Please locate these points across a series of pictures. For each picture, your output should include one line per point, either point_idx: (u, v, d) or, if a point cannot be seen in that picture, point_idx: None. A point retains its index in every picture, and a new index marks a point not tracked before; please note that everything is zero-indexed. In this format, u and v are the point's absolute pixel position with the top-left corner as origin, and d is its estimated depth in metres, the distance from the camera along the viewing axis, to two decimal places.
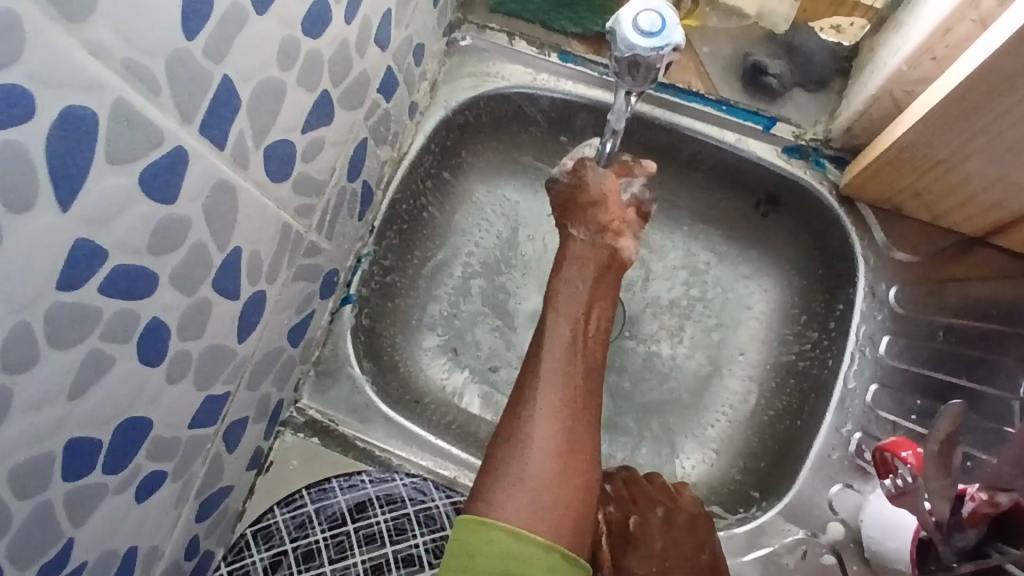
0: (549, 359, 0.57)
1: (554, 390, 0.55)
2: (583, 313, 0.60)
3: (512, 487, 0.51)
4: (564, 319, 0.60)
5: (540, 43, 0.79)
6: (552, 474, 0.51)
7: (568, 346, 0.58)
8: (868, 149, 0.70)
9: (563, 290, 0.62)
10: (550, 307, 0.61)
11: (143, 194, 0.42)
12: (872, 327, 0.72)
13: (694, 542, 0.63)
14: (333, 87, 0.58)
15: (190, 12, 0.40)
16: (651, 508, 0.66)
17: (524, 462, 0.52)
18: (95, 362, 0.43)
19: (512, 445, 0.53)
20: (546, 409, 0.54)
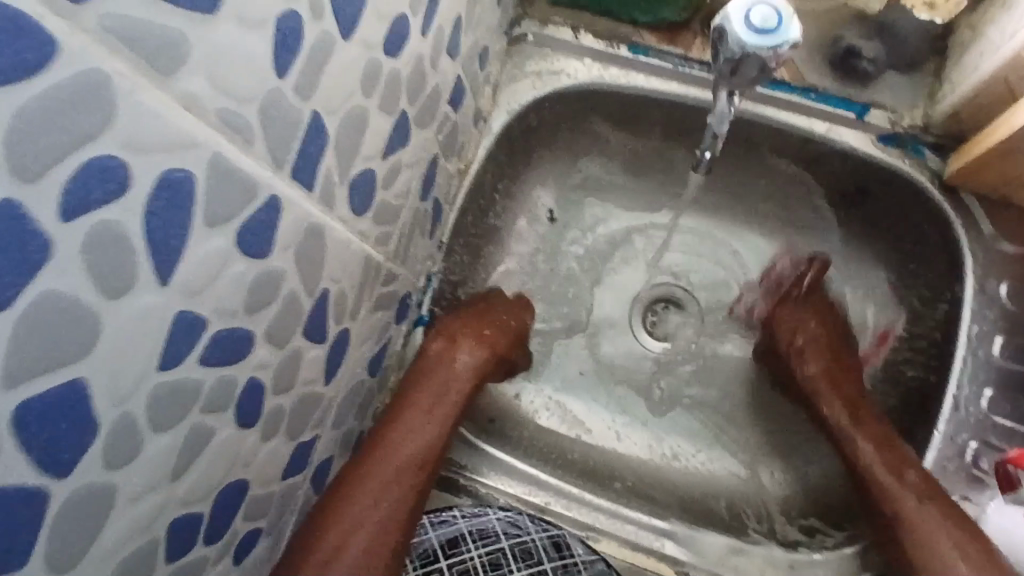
0: (404, 429, 0.61)
1: (397, 457, 0.60)
2: (454, 390, 0.66)
3: (350, 522, 0.56)
4: (436, 391, 0.65)
5: (607, 35, 0.74)
6: (372, 555, 0.55)
7: (433, 427, 0.62)
8: (978, 137, 0.65)
9: (438, 364, 0.67)
10: (426, 376, 0.66)
11: (240, 251, 0.38)
12: (984, 327, 0.66)
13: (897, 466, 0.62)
14: (410, 107, 0.54)
15: (281, 47, 0.36)
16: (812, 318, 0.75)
17: (371, 494, 0.57)
18: (192, 437, 0.39)
19: (351, 509, 0.56)
20: (388, 474, 0.58)
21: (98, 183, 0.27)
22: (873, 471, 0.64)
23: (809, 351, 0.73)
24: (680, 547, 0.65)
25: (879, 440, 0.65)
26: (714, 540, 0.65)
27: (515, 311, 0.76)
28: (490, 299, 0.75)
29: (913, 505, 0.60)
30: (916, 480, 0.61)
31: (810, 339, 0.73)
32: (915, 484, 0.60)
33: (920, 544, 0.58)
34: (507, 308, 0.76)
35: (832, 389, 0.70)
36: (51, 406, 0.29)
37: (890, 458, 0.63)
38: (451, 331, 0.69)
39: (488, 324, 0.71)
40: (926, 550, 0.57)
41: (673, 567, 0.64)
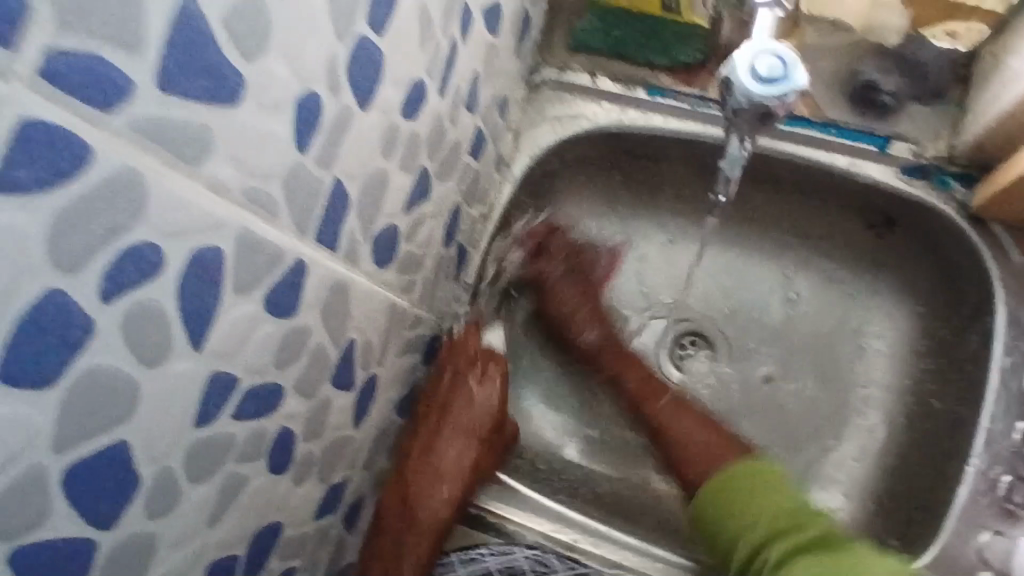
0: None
1: None
2: (408, 527, 0.67)
3: None
4: (393, 533, 0.67)
5: (626, 79, 0.76)
6: None
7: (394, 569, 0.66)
8: (1002, 168, 0.64)
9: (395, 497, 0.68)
10: (384, 517, 0.67)
11: (268, 312, 0.40)
12: (1018, 359, 0.65)
13: (678, 419, 0.75)
14: (431, 163, 0.56)
15: (301, 125, 0.39)
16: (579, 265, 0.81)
17: None
18: (227, 485, 0.42)
19: None
20: None
21: (133, 267, 0.30)
22: (650, 404, 0.77)
23: (563, 291, 0.80)
24: None
25: (644, 385, 0.78)
26: None
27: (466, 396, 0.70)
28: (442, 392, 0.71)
29: (688, 429, 0.74)
30: (670, 403, 0.77)
31: (570, 298, 0.80)
32: (716, 438, 0.73)
33: (705, 454, 0.72)
34: (465, 388, 0.71)
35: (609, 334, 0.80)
36: (96, 467, 0.32)
37: (650, 388, 0.77)
38: (418, 458, 0.69)
39: (451, 435, 0.69)
40: (713, 460, 0.71)
41: None
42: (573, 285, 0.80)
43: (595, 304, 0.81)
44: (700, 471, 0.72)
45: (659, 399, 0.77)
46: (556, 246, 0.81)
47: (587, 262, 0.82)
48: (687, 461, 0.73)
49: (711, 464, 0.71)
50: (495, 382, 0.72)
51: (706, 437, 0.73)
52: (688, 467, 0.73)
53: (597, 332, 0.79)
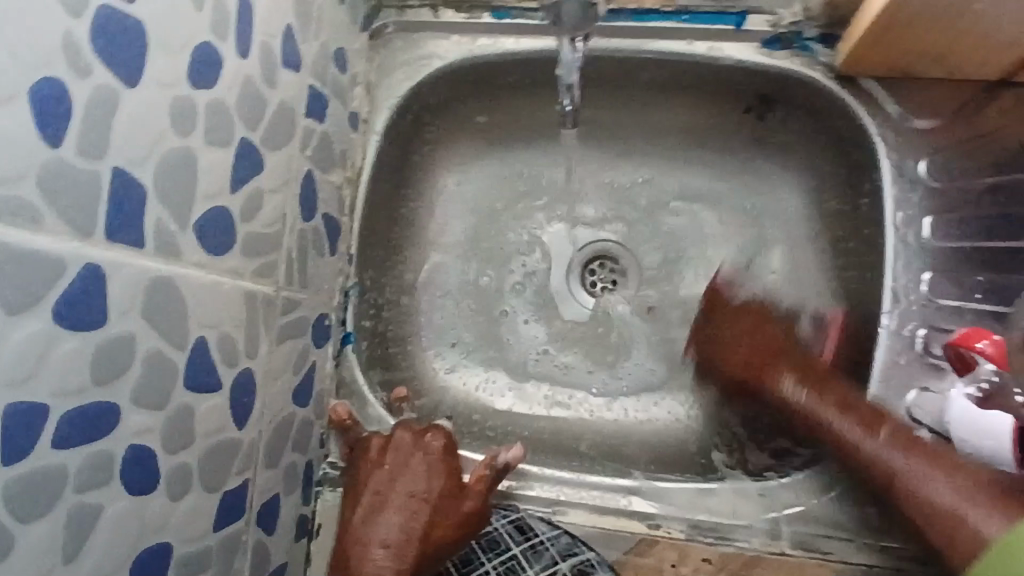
0: None
1: None
2: None
3: None
4: None
5: (467, 5, 0.71)
6: None
7: None
8: (857, 17, 0.61)
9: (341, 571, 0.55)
10: None
11: (64, 327, 0.37)
12: (909, 211, 0.64)
13: (858, 420, 0.59)
14: (252, 133, 0.52)
15: (44, 115, 0.35)
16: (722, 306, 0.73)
17: None
18: (76, 518, 0.39)
19: None
20: None
21: None
22: (828, 423, 0.61)
23: (731, 319, 0.71)
24: (648, 502, 0.65)
25: (801, 385, 0.64)
26: (678, 493, 0.65)
27: (425, 459, 0.59)
28: (389, 452, 0.60)
29: (890, 453, 0.57)
30: (864, 411, 0.60)
31: (738, 331, 0.70)
32: (959, 482, 0.53)
33: (935, 510, 0.53)
34: (417, 458, 0.60)
35: (754, 335, 0.69)
36: None
37: (853, 417, 0.60)
38: (356, 533, 0.56)
39: (395, 501, 0.57)
40: (910, 479, 0.55)
41: (645, 522, 0.64)
42: (739, 332, 0.70)
43: (762, 352, 0.68)
44: (931, 529, 0.53)
45: (826, 392, 0.63)
46: (716, 310, 0.73)
47: (731, 312, 0.72)
48: (920, 506, 0.54)
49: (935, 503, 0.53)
50: (444, 455, 0.60)
51: (878, 437, 0.58)
52: (907, 484, 0.55)
53: (747, 346, 0.69)
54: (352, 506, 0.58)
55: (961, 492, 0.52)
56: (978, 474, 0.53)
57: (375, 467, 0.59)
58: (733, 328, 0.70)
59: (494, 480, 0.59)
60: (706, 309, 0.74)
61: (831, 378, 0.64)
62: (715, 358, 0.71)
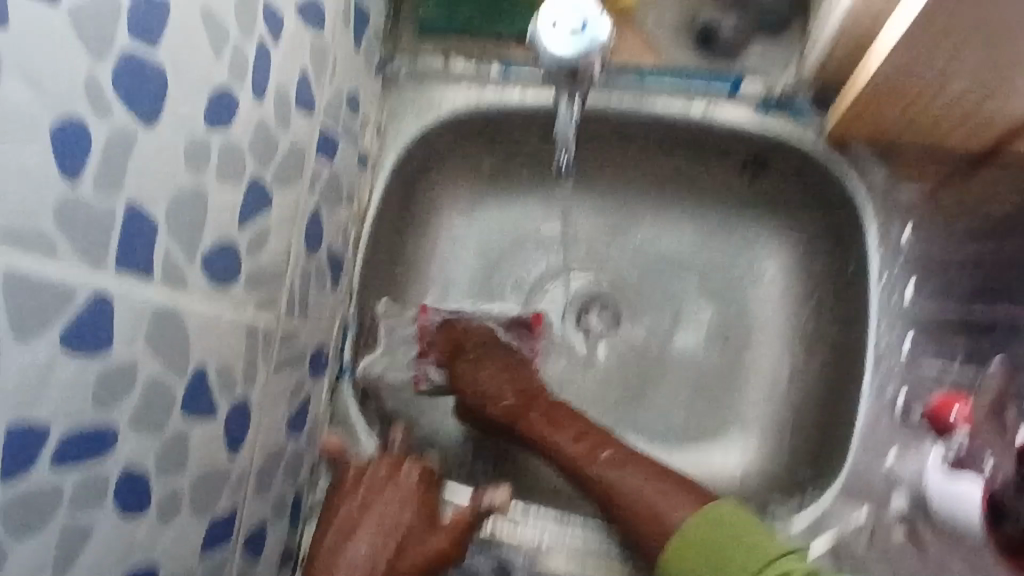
0: None
1: None
2: None
3: None
4: None
5: (479, 57, 0.75)
6: None
7: None
8: (846, 87, 0.64)
9: None
10: None
11: (70, 351, 0.39)
12: (895, 274, 0.66)
13: (591, 448, 0.66)
14: (263, 172, 0.55)
15: (63, 152, 0.37)
16: (466, 350, 0.74)
17: None
18: (67, 537, 0.41)
19: None
20: None
21: None
22: (560, 448, 0.68)
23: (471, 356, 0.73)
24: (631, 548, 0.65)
25: (543, 419, 0.69)
26: None
27: (400, 488, 0.61)
28: (365, 477, 0.62)
29: (608, 471, 0.64)
30: (590, 437, 0.67)
31: (489, 376, 0.72)
32: (664, 485, 0.62)
33: (647, 508, 0.61)
34: (391, 487, 0.61)
35: (516, 385, 0.72)
36: None
37: (585, 444, 0.67)
38: (326, 555, 0.58)
39: (367, 528, 0.59)
40: (620, 489, 0.63)
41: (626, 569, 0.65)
42: (495, 377, 0.72)
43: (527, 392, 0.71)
44: (641, 524, 0.61)
45: (564, 426, 0.69)
46: (467, 352, 0.74)
47: (475, 348, 0.75)
48: (637, 514, 0.61)
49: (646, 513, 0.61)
50: (421, 484, 0.62)
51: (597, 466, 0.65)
52: (615, 497, 0.63)
53: (513, 393, 0.71)
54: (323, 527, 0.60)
55: (666, 492, 0.61)
56: (676, 478, 0.63)
57: (351, 493, 0.61)
58: (487, 367, 0.73)
59: (476, 521, 0.60)
60: (450, 349, 0.75)
61: (580, 418, 0.69)
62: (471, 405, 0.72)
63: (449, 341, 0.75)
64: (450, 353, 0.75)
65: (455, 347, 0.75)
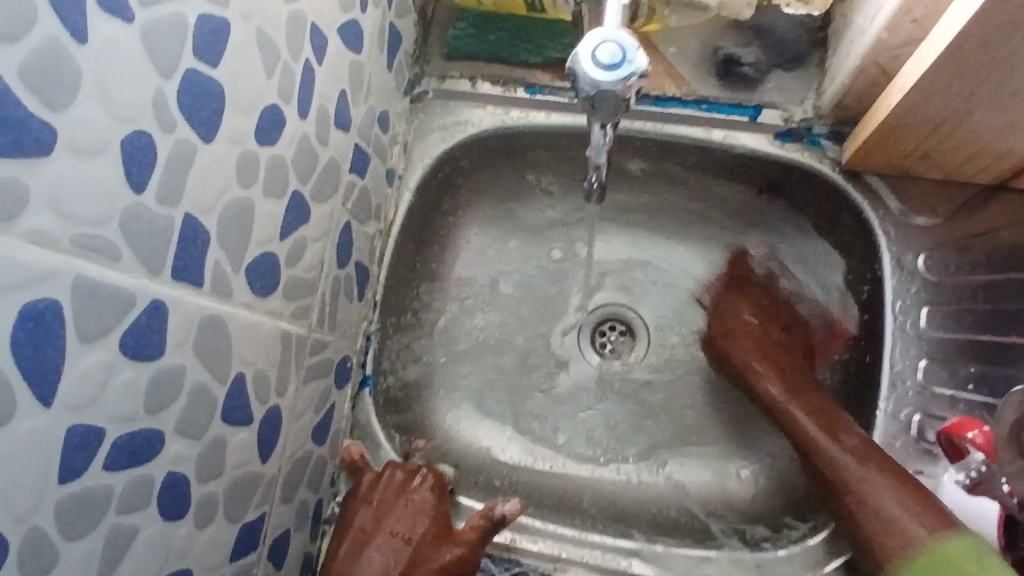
0: None
1: None
2: None
3: None
4: None
5: (503, 79, 0.77)
6: None
7: None
8: (865, 119, 0.66)
9: None
10: None
11: (126, 357, 0.40)
12: (908, 301, 0.68)
13: (817, 409, 0.66)
14: (303, 185, 0.56)
15: (133, 164, 0.39)
16: (748, 283, 0.79)
17: None
18: (114, 539, 0.42)
19: None
20: None
21: None
22: (763, 383, 0.71)
23: (737, 306, 0.77)
24: (647, 564, 0.66)
25: (773, 368, 0.71)
26: (680, 564, 0.66)
27: (413, 500, 0.63)
28: (380, 490, 0.63)
29: (849, 458, 0.61)
30: (812, 402, 0.67)
31: (741, 317, 0.76)
32: (913, 505, 0.57)
33: (865, 499, 0.59)
34: (403, 500, 0.62)
35: (761, 325, 0.76)
36: None
37: (825, 416, 0.65)
38: (340, 567, 0.58)
39: (382, 540, 0.60)
40: (845, 469, 0.61)
41: None
42: (751, 316, 0.76)
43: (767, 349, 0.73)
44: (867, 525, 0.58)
45: (786, 377, 0.71)
46: (743, 285, 0.79)
47: (748, 292, 0.78)
48: (862, 506, 0.59)
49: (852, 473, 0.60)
50: (433, 496, 0.64)
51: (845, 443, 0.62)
52: (860, 489, 0.59)
53: (756, 319, 0.76)
54: (337, 542, 0.60)
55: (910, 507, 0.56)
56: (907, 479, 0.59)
57: (366, 507, 0.62)
58: (744, 305, 0.77)
59: (485, 530, 0.60)
60: (733, 279, 0.80)
61: (808, 382, 0.70)
62: (715, 337, 0.76)
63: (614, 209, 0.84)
64: (727, 282, 0.80)
65: (742, 275, 0.80)
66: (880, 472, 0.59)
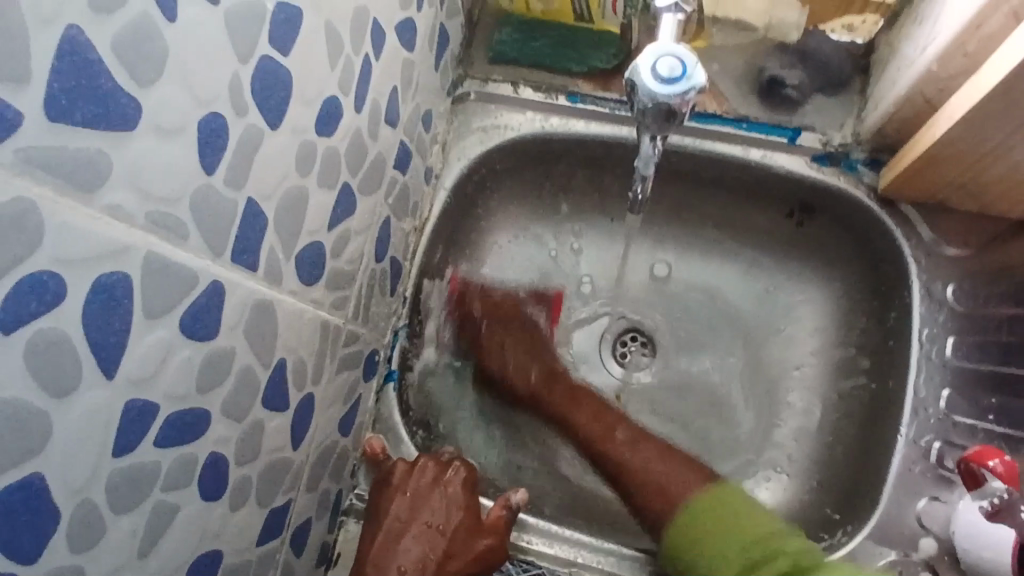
0: None
1: None
2: None
3: None
4: None
5: (545, 86, 0.78)
6: None
7: None
8: (905, 149, 0.67)
9: None
10: None
11: (184, 337, 0.40)
12: (935, 329, 0.69)
13: (591, 414, 0.75)
14: (352, 178, 0.57)
15: (207, 147, 0.39)
16: (512, 322, 0.81)
17: None
18: (158, 517, 0.42)
19: None
20: None
21: (33, 297, 0.30)
22: (572, 419, 0.76)
23: (500, 350, 0.79)
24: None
25: (565, 398, 0.77)
26: None
27: (446, 493, 0.64)
28: (413, 480, 0.64)
29: (623, 451, 0.72)
30: (571, 385, 0.78)
31: (505, 334, 0.80)
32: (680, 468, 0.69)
33: (657, 481, 0.69)
34: (437, 492, 0.63)
35: (526, 371, 0.79)
36: (19, 499, 0.32)
37: (601, 424, 0.74)
38: (375, 555, 0.60)
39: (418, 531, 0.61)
40: (640, 471, 0.70)
41: None
42: (517, 354, 0.79)
43: (569, 387, 0.78)
44: (645, 496, 0.69)
45: (582, 405, 0.76)
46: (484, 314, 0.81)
47: (505, 330, 0.80)
48: (638, 481, 0.70)
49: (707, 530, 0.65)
50: (465, 489, 0.65)
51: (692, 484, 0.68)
52: (630, 476, 0.70)
53: (536, 371, 0.79)
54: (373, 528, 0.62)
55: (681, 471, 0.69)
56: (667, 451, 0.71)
57: (402, 497, 0.63)
58: (508, 345, 0.79)
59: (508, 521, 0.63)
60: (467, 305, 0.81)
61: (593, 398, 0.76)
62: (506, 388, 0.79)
63: (488, 301, 0.82)
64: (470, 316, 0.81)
65: (498, 309, 0.81)
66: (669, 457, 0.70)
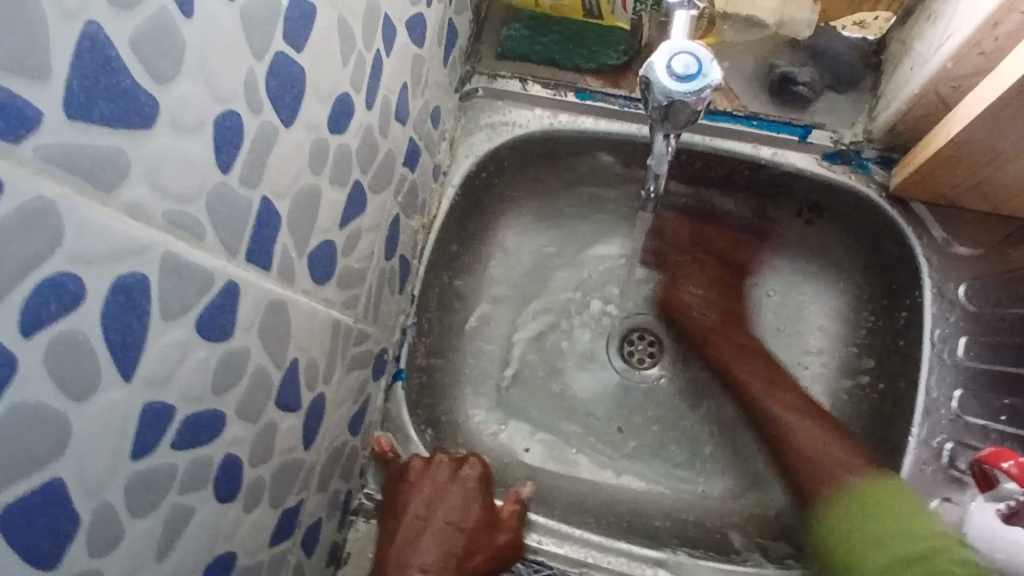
0: None
1: None
2: None
3: None
4: None
5: (554, 82, 0.77)
6: None
7: None
8: (918, 146, 0.67)
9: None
10: None
11: (200, 338, 0.40)
12: (947, 329, 0.68)
13: (733, 341, 0.78)
14: (363, 176, 0.56)
15: (223, 145, 0.39)
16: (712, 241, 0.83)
17: None
18: (174, 520, 0.41)
19: None
20: None
21: (53, 298, 0.30)
22: (720, 355, 0.78)
23: (693, 270, 0.82)
24: None
25: (723, 324, 0.79)
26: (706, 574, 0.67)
27: (462, 488, 0.66)
28: (430, 476, 0.66)
29: (788, 420, 0.72)
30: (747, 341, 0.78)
31: (690, 252, 0.83)
32: (835, 442, 0.69)
33: (814, 458, 0.69)
34: (455, 487, 0.66)
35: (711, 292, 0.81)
36: (37, 504, 0.31)
37: (746, 364, 0.76)
38: (397, 553, 0.61)
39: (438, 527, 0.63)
40: (807, 438, 0.70)
41: None
42: (691, 281, 0.82)
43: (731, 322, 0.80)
44: (804, 465, 0.69)
45: (729, 342, 0.78)
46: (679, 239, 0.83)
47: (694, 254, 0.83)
48: (800, 455, 0.70)
49: (825, 465, 0.68)
50: (480, 484, 0.67)
51: (809, 422, 0.71)
52: (801, 446, 0.70)
53: (699, 288, 0.81)
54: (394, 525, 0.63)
55: (848, 451, 0.67)
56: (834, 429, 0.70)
57: (421, 493, 0.65)
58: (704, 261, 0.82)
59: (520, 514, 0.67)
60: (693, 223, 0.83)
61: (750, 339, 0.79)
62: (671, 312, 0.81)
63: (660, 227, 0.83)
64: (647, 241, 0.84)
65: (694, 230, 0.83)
66: (830, 434, 0.70)
